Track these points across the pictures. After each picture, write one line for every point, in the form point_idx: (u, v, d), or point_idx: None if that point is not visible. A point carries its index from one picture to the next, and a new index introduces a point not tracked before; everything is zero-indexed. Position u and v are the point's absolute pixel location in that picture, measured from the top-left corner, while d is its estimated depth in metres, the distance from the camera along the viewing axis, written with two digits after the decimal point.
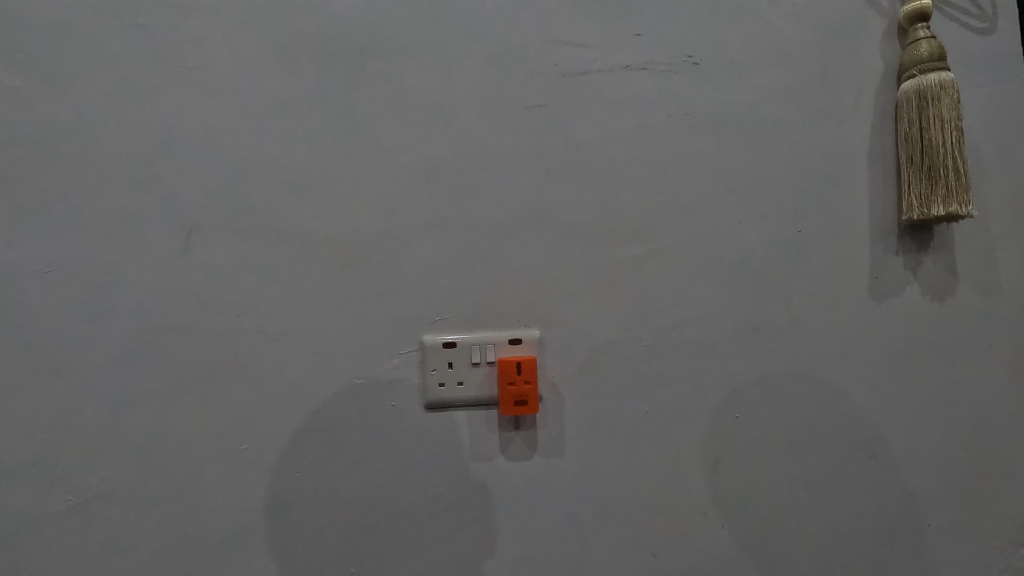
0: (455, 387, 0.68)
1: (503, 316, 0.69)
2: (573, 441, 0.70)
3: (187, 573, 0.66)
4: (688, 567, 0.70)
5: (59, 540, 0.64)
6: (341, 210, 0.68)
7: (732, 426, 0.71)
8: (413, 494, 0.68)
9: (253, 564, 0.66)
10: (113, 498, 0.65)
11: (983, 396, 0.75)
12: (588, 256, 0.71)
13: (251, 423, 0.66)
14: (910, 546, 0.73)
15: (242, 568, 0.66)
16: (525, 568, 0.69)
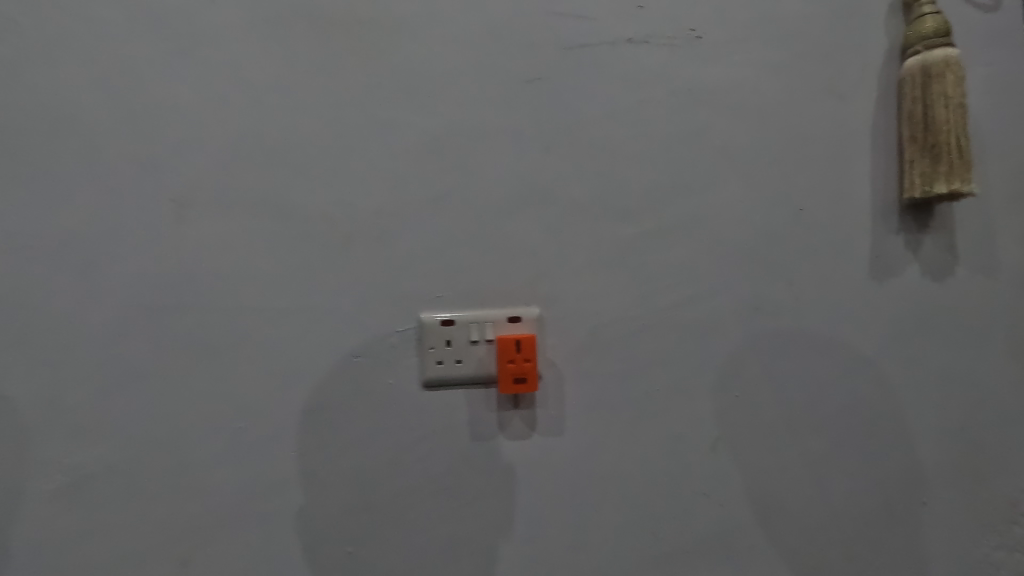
0: (454, 365, 0.69)
1: (502, 295, 0.70)
2: (571, 419, 0.71)
3: (194, 544, 0.68)
4: (683, 542, 0.72)
5: (69, 513, 0.66)
6: (341, 189, 0.69)
7: (729, 405, 0.72)
8: (415, 470, 0.69)
9: (257, 537, 0.68)
10: (120, 473, 0.67)
11: (983, 376, 0.75)
12: (586, 235, 0.71)
13: (255, 400, 0.68)
14: (907, 524, 0.74)
15: (246, 540, 0.68)
16: (523, 542, 0.71)
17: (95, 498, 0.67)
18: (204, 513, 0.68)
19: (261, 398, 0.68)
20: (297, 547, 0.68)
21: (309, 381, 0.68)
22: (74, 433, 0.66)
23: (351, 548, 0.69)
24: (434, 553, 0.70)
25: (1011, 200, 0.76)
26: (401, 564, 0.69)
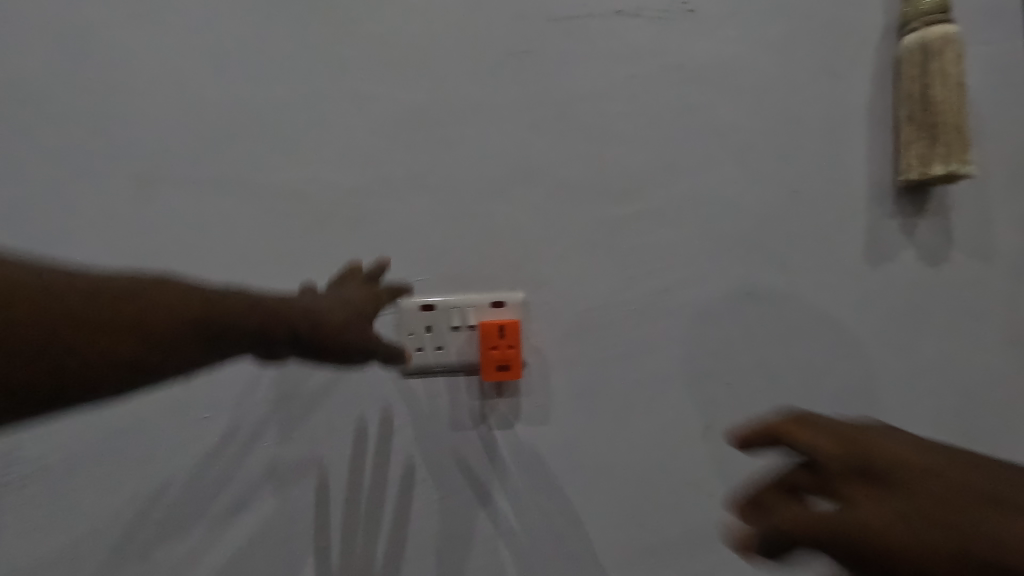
0: (435, 352, 0.66)
1: (485, 278, 0.67)
2: (557, 408, 0.68)
3: (160, 538, 0.65)
4: (669, 533, 0.70)
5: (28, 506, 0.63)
6: (316, 166, 0.65)
7: (719, 393, 0.70)
8: (394, 461, 0.67)
9: (229, 530, 0.65)
10: (83, 465, 0.64)
11: (975, 363, 0.73)
12: (574, 217, 0.68)
13: (225, 388, 0.65)
14: None
15: (216, 534, 0.65)
16: (506, 535, 0.68)
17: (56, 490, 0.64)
18: (174, 507, 0.65)
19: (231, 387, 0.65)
20: (271, 541, 0.66)
21: (282, 368, 0.65)
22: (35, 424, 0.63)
23: (327, 542, 0.66)
24: (413, 546, 0.67)
25: (1007, 184, 0.74)
26: (381, 558, 0.67)
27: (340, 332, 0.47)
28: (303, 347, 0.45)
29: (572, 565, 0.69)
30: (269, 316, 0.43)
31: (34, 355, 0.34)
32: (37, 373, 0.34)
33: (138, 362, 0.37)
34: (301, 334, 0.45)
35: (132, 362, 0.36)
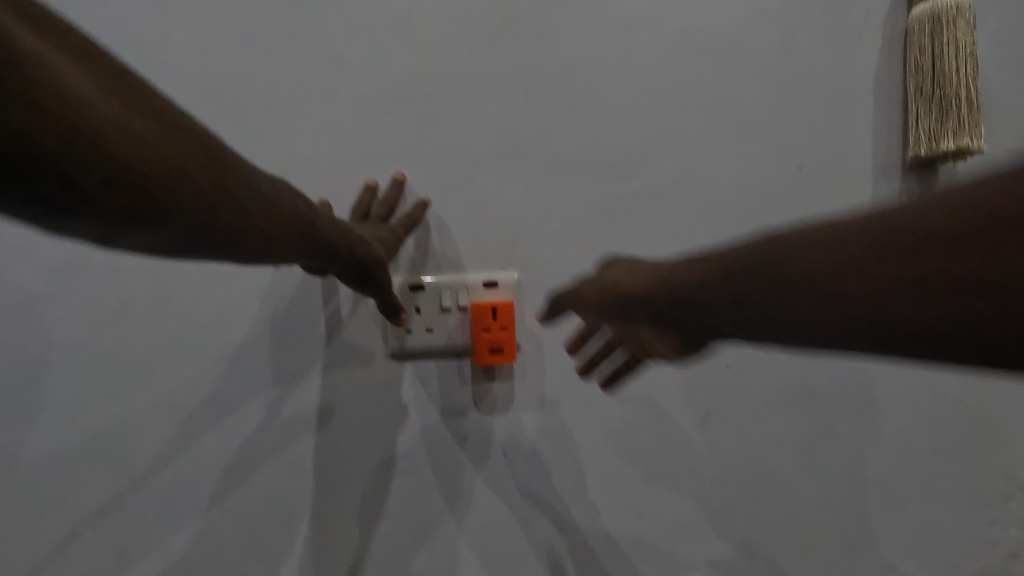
0: (425, 334, 0.63)
1: (478, 258, 0.65)
2: (552, 393, 0.66)
3: (147, 523, 0.64)
4: (666, 520, 0.68)
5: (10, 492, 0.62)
6: (301, 140, 0.63)
7: (720, 376, 0.66)
8: (384, 446, 0.65)
9: (217, 514, 0.64)
10: (63, 451, 0.62)
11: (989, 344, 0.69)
12: (569, 192, 0.65)
13: (205, 373, 0.62)
14: (900, 501, 0.70)
15: (205, 517, 0.64)
16: (499, 521, 0.67)
17: (37, 475, 0.62)
18: (159, 492, 0.64)
19: (212, 371, 0.62)
20: (259, 525, 0.65)
21: (263, 352, 0.63)
22: (12, 410, 0.61)
23: (317, 525, 0.66)
24: (405, 530, 0.66)
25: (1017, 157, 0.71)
26: (373, 540, 0.66)
27: (383, 269, 0.55)
28: (360, 273, 0.53)
29: (566, 551, 0.68)
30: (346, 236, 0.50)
31: (238, 207, 0.37)
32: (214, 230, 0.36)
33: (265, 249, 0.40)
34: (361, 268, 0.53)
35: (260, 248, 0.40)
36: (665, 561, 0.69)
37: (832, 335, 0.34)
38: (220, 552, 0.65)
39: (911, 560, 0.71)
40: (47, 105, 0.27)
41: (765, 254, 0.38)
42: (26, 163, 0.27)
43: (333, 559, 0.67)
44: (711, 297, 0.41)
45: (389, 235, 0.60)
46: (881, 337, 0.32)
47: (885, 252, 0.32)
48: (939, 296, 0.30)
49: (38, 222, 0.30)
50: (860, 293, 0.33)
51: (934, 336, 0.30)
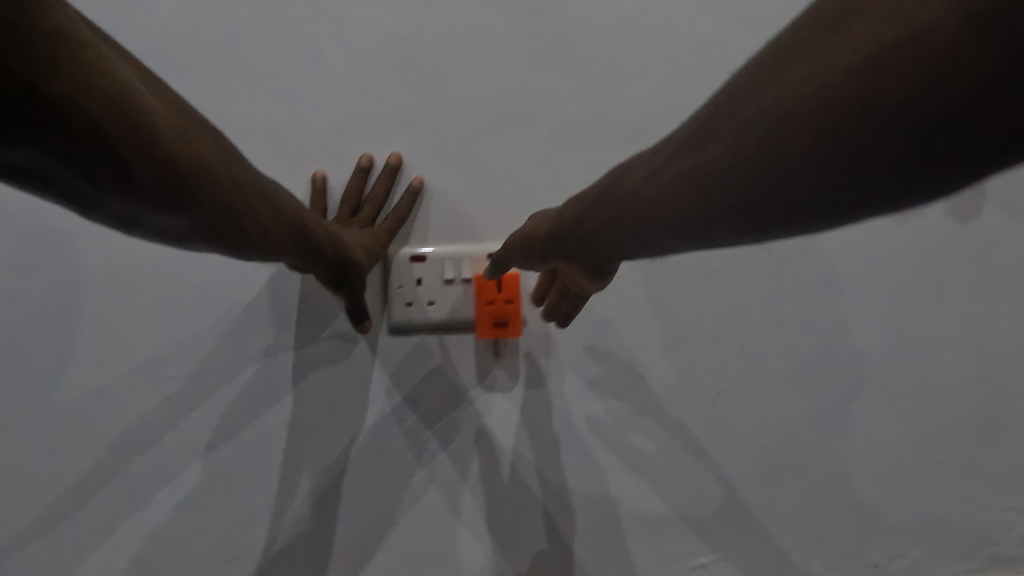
0: (425, 308, 0.60)
1: (481, 228, 0.62)
2: (558, 373, 0.62)
3: (117, 515, 0.58)
4: (676, 506, 0.65)
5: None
6: (294, 100, 0.59)
7: (734, 356, 0.64)
8: (380, 428, 0.61)
9: (196, 504, 0.59)
10: (24, 430, 0.57)
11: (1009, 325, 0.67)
12: (577, 160, 0.63)
13: (188, 345, 0.58)
14: (918, 489, 0.67)
15: (182, 508, 0.59)
16: (502, 507, 0.63)
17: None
18: (131, 478, 0.58)
19: (196, 347, 0.58)
20: (242, 512, 0.60)
21: (254, 327, 0.59)
22: None
23: (306, 515, 0.61)
24: (402, 519, 0.62)
25: None
26: (367, 529, 0.62)
27: (362, 274, 0.54)
28: (336, 278, 0.51)
29: (573, 539, 0.64)
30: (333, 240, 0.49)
31: (249, 198, 0.35)
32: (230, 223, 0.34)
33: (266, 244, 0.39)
34: (339, 275, 0.51)
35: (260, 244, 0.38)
36: (670, 547, 0.65)
37: (786, 193, 0.27)
38: (197, 543, 0.60)
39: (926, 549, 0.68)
40: (113, 92, 0.25)
41: (698, 130, 0.32)
42: (89, 146, 0.25)
43: (320, 549, 0.61)
44: (658, 201, 0.35)
45: (373, 234, 0.58)
46: (853, 163, 0.25)
47: (822, 51, 0.25)
48: (916, 69, 0.22)
49: (73, 201, 0.27)
50: (802, 114, 0.26)
51: (920, 120, 0.22)
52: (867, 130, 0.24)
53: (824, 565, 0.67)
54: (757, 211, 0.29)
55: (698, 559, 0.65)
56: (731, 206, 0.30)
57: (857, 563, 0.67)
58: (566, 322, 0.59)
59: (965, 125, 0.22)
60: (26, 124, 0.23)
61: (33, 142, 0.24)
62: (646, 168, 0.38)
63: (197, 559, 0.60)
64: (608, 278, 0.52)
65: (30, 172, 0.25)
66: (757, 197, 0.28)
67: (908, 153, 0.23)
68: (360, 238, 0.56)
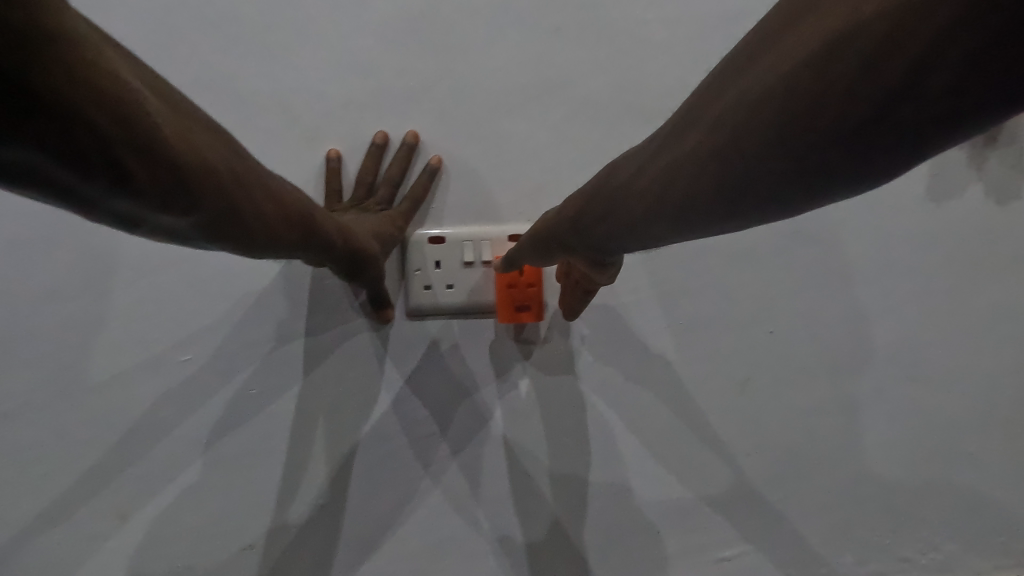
0: (444, 291, 0.58)
1: (502, 207, 0.60)
2: (579, 358, 0.60)
3: (121, 505, 0.56)
4: (704, 501, 0.61)
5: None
6: (309, 74, 0.57)
7: (762, 342, 0.62)
8: (395, 414, 0.59)
9: (203, 494, 0.57)
10: (37, 414, 0.55)
11: None
12: (601, 137, 0.60)
13: (206, 328, 0.57)
14: (962, 485, 0.63)
15: (189, 498, 0.57)
16: (521, 500, 0.60)
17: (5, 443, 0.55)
18: (142, 465, 0.56)
19: (210, 329, 0.57)
20: (254, 502, 0.57)
21: (269, 308, 0.57)
22: None
23: (317, 506, 0.58)
24: (416, 511, 0.59)
25: None
26: (380, 522, 0.59)
27: (379, 264, 0.52)
28: (352, 267, 0.49)
29: (596, 536, 0.61)
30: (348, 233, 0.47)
31: (255, 196, 0.33)
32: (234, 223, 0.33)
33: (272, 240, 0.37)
34: (355, 265, 0.50)
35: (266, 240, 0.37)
36: (693, 538, 0.61)
37: (758, 181, 0.24)
38: (206, 534, 0.57)
39: (965, 546, 0.63)
40: (116, 94, 0.23)
41: (670, 117, 0.29)
42: (89, 147, 0.23)
43: (333, 542, 0.58)
44: (637, 196, 0.32)
45: (388, 217, 0.56)
46: (811, 153, 0.22)
47: (783, 27, 0.22)
48: (860, 52, 0.19)
49: (70, 201, 0.25)
50: (762, 98, 0.22)
51: (881, 94, 0.19)
52: (832, 109, 0.21)
53: (855, 560, 0.62)
54: (731, 203, 0.26)
55: (722, 552, 0.62)
56: (700, 200, 0.27)
57: (890, 558, 0.63)
58: (574, 313, 0.56)
59: (935, 91, 0.19)
60: (22, 126, 0.21)
61: (31, 143, 0.22)
62: (626, 160, 0.34)
63: (205, 553, 0.57)
64: (615, 273, 0.49)
65: (26, 174, 0.23)
66: (727, 190, 0.25)
67: (859, 127, 0.20)
68: (375, 223, 0.54)
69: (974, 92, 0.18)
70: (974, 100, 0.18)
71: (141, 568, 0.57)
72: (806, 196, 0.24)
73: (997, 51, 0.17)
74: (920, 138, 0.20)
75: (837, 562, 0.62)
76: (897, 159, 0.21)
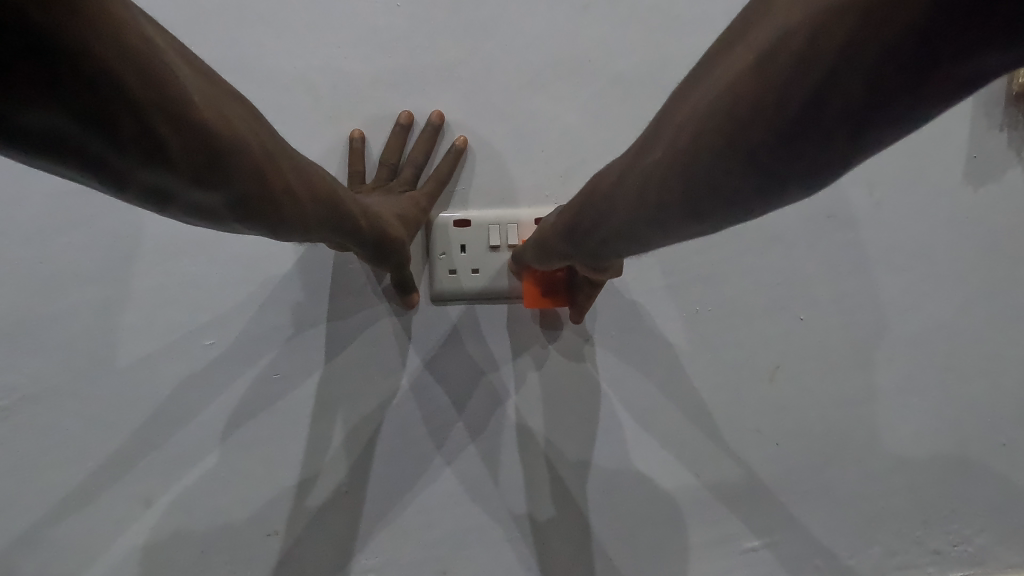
0: (469, 276, 0.57)
1: (528, 190, 0.58)
2: (605, 344, 0.59)
3: (140, 492, 0.55)
4: (733, 492, 0.60)
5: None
6: (333, 51, 0.56)
7: (793, 329, 0.60)
8: (418, 400, 0.58)
9: (223, 481, 0.56)
10: (61, 398, 0.55)
11: None
12: (631, 116, 0.58)
13: (230, 311, 0.56)
14: (998, 477, 0.61)
15: (208, 485, 0.56)
16: (546, 490, 0.58)
17: (28, 427, 0.54)
18: (165, 450, 0.55)
19: (232, 312, 0.56)
20: (277, 488, 0.56)
21: (292, 292, 0.57)
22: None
23: (338, 494, 0.57)
24: (438, 500, 0.58)
25: None
26: (401, 512, 0.57)
27: (404, 247, 0.51)
28: (378, 252, 0.49)
29: (622, 529, 0.59)
30: (372, 215, 0.46)
31: (285, 175, 0.33)
32: (264, 202, 0.32)
33: (301, 221, 0.36)
34: (383, 253, 0.49)
35: (295, 223, 0.36)
36: (720, 528, 0.60)
37: (717, 177, 0.26)
38: (228, 521, 0.56)
39: (999, 538, 0.61)
40: (149, 56, 0.22)
41: (655, 122, 0.31)
42: (116, 109, 0.22)
43: (357, 531, 0.57)
44: (625, 194, 0.34)
45: (413, 199, 0.55)
46: (762, 149, 0.24)
47: (739, 38, 0.25)
48: (796, 57, 0.21)
49: (98, 177, 0.24)
50: (715, 105, 0.25)
51: (810, 91, 0.21)
52: (771, 108, 0.23)
53: (885, 552, 0.61)
54: (699, 198, 0.28)
55: (748, 542, 0.60)
56: (673, 194, 0.29)
57: (921, 549, 0.61)
58: (580, 316, 0.56)
59: (847, 97, 0.20)
60: (47, 86, 0.19)
61: (58, 111, 0.20)
62: (619, 162, 0.37)
63: (227, 541, 0.56)
64: (619, 273, 0.49)
65: (52, 146, 0.22)
66: (694, 186, 0.28)
67: (795, 125, 0.22)
68: (399, 205, 0.53)
69: (884, 93, 0.20)
70: (884, 105, 0.20)
71: (161, 557, 0.55)
72: (761, 194, 0.26)
73: (897, 58, 0.19)
74: (847, 138, 0.22)
75: (866, 554, 0.61)
76: (833, 164, 0.23)
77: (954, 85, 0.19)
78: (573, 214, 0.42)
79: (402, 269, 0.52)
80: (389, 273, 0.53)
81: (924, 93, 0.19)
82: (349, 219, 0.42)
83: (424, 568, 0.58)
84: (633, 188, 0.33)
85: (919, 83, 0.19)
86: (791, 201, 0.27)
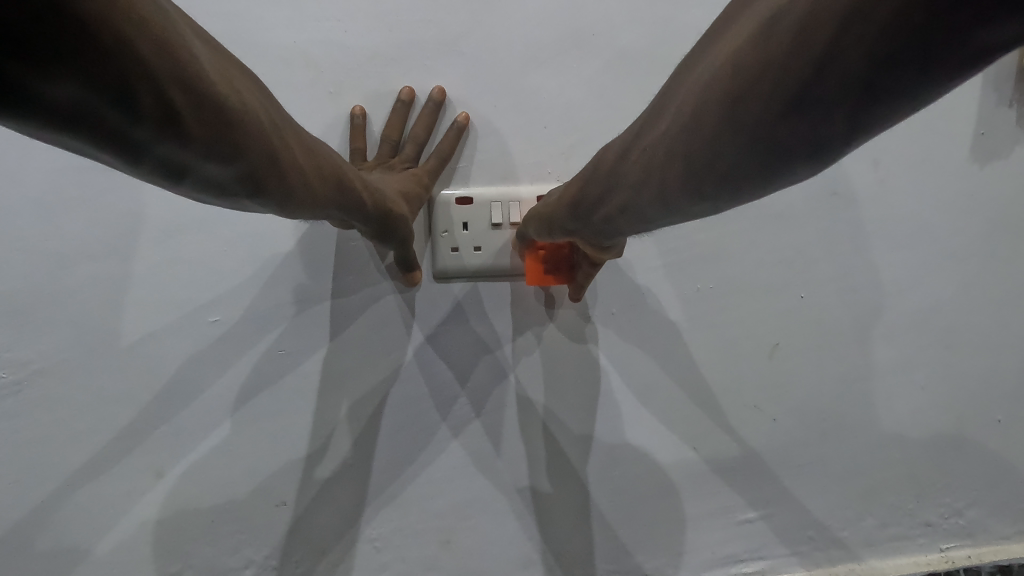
0: (472, 253, 0.57)
1: (531, 167, 0.58)
2: (605, 321, 0.60)
3: (148, 464, 0.56)
4: (730, 465, 0.61)
5: (6, 419, 0.55)
6: (334, 26, 0.56)
7: (792, 307, 0.61)
8: (419, 375, 0.59)
9: (228, 452, 0.57)
10: (69, 372, 0.56)
11: None
12: (636, 90, 0.58)
13: (235, 287, 0.57)
14: (993, 450, 0.62)
15: (214, 458, 0.57)
16: (546, 463, 0.59)
17: (41, 400, 0.55)
18: (174, 424, 0.57)
19: (236, 289, 0.57)
20: (284, 460, 0.58)
21: (296, 269, 0.58)
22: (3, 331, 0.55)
23: (342, 467, 0.58)
24: (440, 473, 0.59)
25: None
26: (404, 483, 0.59)
27: (407, 225, 0.52)
28: (382, 228, 0.49)
29: (620, 502, 0.60)
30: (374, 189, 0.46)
31: (290, 147, 0.33)
32: (274, 175, 0.32)
33: (307, 196, 0.36)
34: (387, 229, 0.49)
35: (302, 197, 0.36)
36: (716, 500, 0.61)
37: (718, 151, 0.26)
38: (235, 493, 0.57)
39: (991, 511, 0.62)
40: (163, 33, 0.22)
41: (656, 99, 0.31)
42: (134, 83, 0.22)
43: (362, 502, 0.58)
44: (628, 171, 0.34)
45: (415, 176, 0.55)
46: (764, 128, 0.24)
47: (740, 16, 0.25)
48: (795, 38, 0.21)
49: (114, 150, 0.24)
50: (714, 84, 0.25)
51: (805, 72, 0.21)
52: (771, 82, 0.23)
53: (877, 524, 0.61)
54: (700, 174, 0.28)
55: (742, 514, 0.61)
56: (677, 172, 0.29)
57: (913, 522, 0.62)
58: (579, 293, 0.57)
59: (844, 78, 0.21)
60: (70, 63, 0.20)
61: (80, 86, 0.21)
62: (620, 137, 0.37)
63: (234, 512, 0.57)
64: (621, 252, 0.50)
65: (73, 122, 0.22)
66: (698, 165, 0.28)
67: (793, 105, 0.22)
68: (400, 183, 0.53)
69: (883, 70, 0.20)
70: (883, 85, 0.20)
71: (169, 528, 0.57)
72: (763, 171, 0.26)
73: (887, 41, 0.19)
74: (847, 117, 0.22)
75: (859, 526, 0.61)
76: (833, 142, 0.23)
77: (953, 65, 0.19)
78: (576, 190, 0.42)
79: (405, 244, 0.53)
80: (393, 250, 0.54)
81: (925, 71, 0.19)
82: (354, 193, 0.42)
83: (427, 538, 0.59)
84: (638, 166, 0.33)
85: (911, 62, 0.19)
86: (794, 179, 0.27)
